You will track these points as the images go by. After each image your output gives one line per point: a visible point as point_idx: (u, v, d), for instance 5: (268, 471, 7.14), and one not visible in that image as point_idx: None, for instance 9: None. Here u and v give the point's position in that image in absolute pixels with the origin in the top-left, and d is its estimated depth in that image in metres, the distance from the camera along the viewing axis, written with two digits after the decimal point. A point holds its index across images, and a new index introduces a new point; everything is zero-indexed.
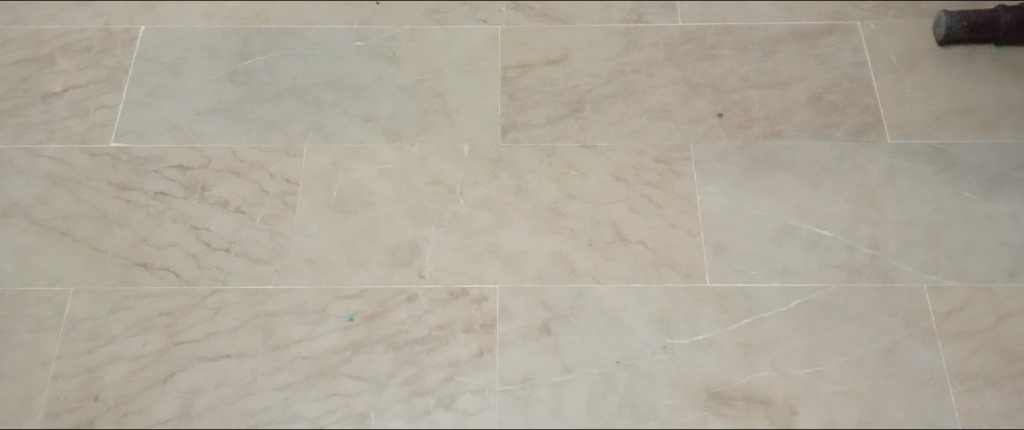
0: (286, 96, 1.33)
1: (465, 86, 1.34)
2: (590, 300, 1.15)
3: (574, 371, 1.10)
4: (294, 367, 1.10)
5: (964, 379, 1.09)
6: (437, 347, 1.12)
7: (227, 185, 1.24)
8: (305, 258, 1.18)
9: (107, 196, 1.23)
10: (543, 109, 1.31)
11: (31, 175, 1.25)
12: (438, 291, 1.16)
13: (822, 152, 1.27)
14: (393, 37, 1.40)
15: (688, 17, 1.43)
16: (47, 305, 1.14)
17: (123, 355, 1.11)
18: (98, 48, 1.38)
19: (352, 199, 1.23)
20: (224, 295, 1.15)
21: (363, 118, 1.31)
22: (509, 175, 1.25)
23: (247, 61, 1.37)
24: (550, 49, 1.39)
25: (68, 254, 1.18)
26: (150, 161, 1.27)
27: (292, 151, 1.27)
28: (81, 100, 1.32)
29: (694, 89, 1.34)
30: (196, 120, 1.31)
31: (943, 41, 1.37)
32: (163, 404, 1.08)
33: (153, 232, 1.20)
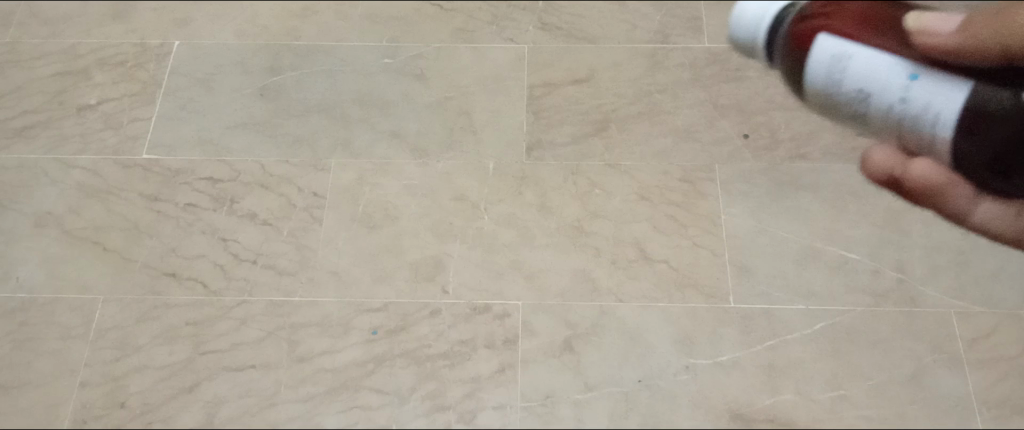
0: (315, 112, 1.35)
1: (491, 104, 1.35)
2: (613, 319, 1.15)
3: (595, 389, 1.10)
4: (317, 380, 1.11)
5: (990, 406, 1.08)
6: (459, 362, 1.12)
7: (255, 198, 1.26)
8: (330, 271, 1.19)
9: (137, 207, 1.25)
10: (568, 128, 1.32)
11: (64, 185, 1.28)
12: (460, 306, 1.16)
13: (848, 174, 1.27)
14: (421, 55, 1.42)
15: (714, 38, 1.43)
16: (77, 313, 1.16)
17: (150, 364, 1.13)
18: (132, 62, 1.41)
19: (377, 214, 1.24)
20: (249, 307, 1.17)
21: (390, 134, 1.32)
22: (533, 192, 1.26)
23: (277, 77, 1.39)
24: (575, 68, 1.40)
25: (99, 263, 1.20)
26: (180, 173, 1.29)
27: (320, 166, 1.29)
28: (115, 113, 1.35)
29: (719, 110, 1.34)
30: (226, 135, 1.33)
31: None
32: (187, 413, 1.09)
33: (182, 243, 1.22)
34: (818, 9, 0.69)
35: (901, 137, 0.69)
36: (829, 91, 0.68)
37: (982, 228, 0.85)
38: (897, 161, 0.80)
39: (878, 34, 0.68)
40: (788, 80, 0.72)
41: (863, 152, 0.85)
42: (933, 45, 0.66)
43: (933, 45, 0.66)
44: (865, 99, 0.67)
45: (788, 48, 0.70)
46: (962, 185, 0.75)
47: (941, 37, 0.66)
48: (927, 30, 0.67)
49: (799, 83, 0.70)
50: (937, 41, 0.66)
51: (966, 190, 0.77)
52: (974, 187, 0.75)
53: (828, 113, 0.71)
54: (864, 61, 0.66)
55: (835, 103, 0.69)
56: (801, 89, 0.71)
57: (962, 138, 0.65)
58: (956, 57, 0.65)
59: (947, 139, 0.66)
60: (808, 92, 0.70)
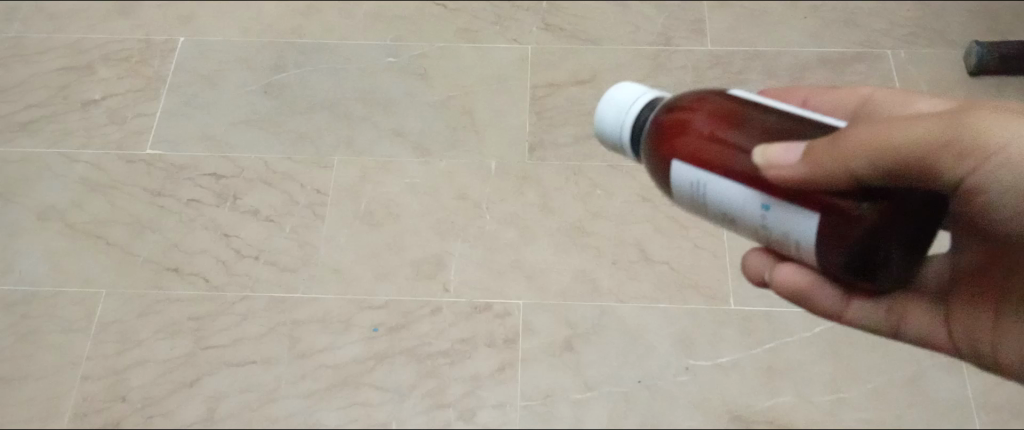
0: (318, 109, 1.35)
1: (494, 104, 1.36)
2: (613, 319, 1.16)
3: (595, 389, 1.11)
4: (317, 376, 1.12)
5: (988, 410, 1.08)
6: (459, 360, 1.13)
7: (258, 194, 1.26)
8: (332, 268, 1.20)
9: (140, 202, 1.26)
10: (570, 128, 1.33)
11: (67, 179, 1.28)
12: (461, 305, 1.17)
13: None
14: (425, 54, 1.42)
15: (717, 41, 1.44)
16: (79, 306, 1.17)
17: (151, 358, 1.13)
18: (137, 58, 1.42)
19: (379, 211, 1.25)
20: (250, 303, 1.17)
21: (393, 133, 1.33)
22: (535, 192, 1.26)
23: (281, 74, 1.40)
24: (578, 69, 1.40)
25: (101, 257, 1.21)
26: (183, 169, 1.29)
27: (323, 163, 1.29)
28: (119, 108, 1.35)
29: None
30: (229, 131, 1.33)
31: (973, 71, 1.37)
32: (188, 407, 1.10)
33: (184, 239, 1.22)
34: (688, 102, 0.60)
35: (766, 240, 0.58)
36: (696, 195, 0.58)
37: (868, 327, 0.75)
38: (767, 262, 0.73)
39: (734, 131, 0.57)
40: (653, 175, 0.61)
41: (744, 252, 0.75)
42: (795, 155, 0.53)
43: (786, 160, 0.53)
44: (729, 212, 0.57)
45: (647, 142, 0.61)
46: (827, 286, 0.68)
47: (797, 147, 0.54)
48: (788, 143, 0.54)
49: (665, 181, 0.60)
50: (797, 155, 0.53)
51: (832, 291, 0.69)
52: (843, 290, 0.67)
53: (694, 215, 0.60)
54: (720, 181, 0.56)
55: (703, 206, 0.59)
56: (668, 189, 0.60)
57: (825, 252, 0.55)
58: (810, 176, 0.53)
59: (810, 251, 0.56)
60: (675, 193, 0.60)
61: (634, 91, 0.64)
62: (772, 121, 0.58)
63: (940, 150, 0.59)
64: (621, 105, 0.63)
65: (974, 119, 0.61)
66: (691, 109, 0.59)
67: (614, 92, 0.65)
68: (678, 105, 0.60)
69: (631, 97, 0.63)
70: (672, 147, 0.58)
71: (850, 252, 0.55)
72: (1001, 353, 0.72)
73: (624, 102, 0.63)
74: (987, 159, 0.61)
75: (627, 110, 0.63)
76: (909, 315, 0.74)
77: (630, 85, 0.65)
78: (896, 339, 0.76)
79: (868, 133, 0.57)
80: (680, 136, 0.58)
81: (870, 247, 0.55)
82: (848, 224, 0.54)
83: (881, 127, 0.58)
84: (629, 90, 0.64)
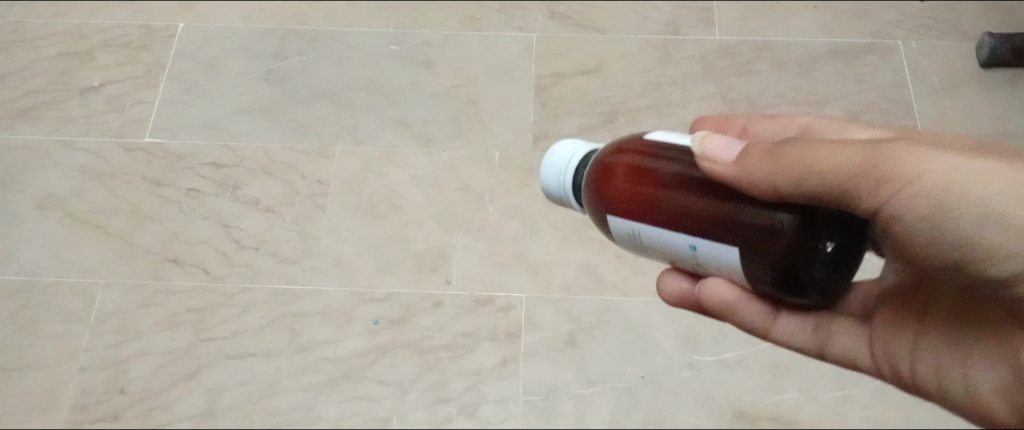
0: (320, 98, 1.33)
1: (498, 94, 1.34)
2: (617, 314, 1.14)
3: (598, 384, 1.10)
4: (318, 369, 1.11)
5: None
6: (461, 354, 1.11)
7: (259, 185, 1.25)
8: (333, 260, 1.19)
9: (140, 191, 1.25)
10: (575, 120, 1.31)
11: (67, 167, 1.27)
12: (464, 298, 1.15)
13: None
14: (429, 42, 1.40)
15: (726, 31, 1.42)
16: (79, 297, 1.16)
17: (150, 350, 1.12)
18: (137, 44, 1.40)
19: (382, 203, 1.23)
20: (251, 294, 1.16)
21: (396, 123, 1.31)
22: (539, 184, 1.24)
23: (283, 61, 1.38)
24: (584, 59, 1.38)
25: (101, 247, 1.20)
26: (184, 158, 1.28)
27: (324, 153, 1.28)
28: (119, 95, 1.34)
29: (729, 105, 1.33)
30: (230, 119, 1.32)
31: (986, 64, 1.35)
32: (188, 400, 1.09)
33: (184, 229, 1.21)
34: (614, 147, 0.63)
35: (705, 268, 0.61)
36: (632, 237, 0.61)
37: (792, 345, 0.79)
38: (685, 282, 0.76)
39: (659, 169, 0.60)
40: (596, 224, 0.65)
41: (662, 271, 0.79)
42: (728, 155, 0.58)
43: (720, 156, 0.58)
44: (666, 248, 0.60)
45: (584, 191, 0.64)
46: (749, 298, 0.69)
47: (732, 151, 0.59)
48: (726, 141, 0.60)
49: (605, 227, 0.63)
50: (731, 154, 0.59)
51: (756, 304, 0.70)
52: (771, 300, 0.67)
53: (639, 254, 0.64)
54: (650, 225, 0.59)
55: (643, 245, 0.62)
56: (610, 234, 0.63)
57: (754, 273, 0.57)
58: (739, 180, 0.57)
59: (742, 274, 0.58)
60: (616, 237, 0.63)
61: (572, 149, 0.66)
62: (689, 159, 0.60)
63: (859, 176, 0.59)
64: (559, 163, 0.66)
65: (896, 148, 0.60)
66: (623, 154, 0.62)
67: (553, 151, 0.67)
68: (610, 151, 0.63)
69: (566, 156, 0.66)
70: (609, 189, 0.61)
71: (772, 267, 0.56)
72: (919, 375, 0.75)
73: (561, 161, 0.66)
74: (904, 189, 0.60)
75: (564, 167, 0.65)
76: (834, 335, 0.78)
77: (566, 144, 0.67)
78: (823, 358, 0.80)
79: (792, 155, 0.58)
80: (611, 182, 0.61)
81: (787, 268, 0.56)
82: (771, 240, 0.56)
83: (807, 148, 0.59)
84: (568, 148, 0.67)
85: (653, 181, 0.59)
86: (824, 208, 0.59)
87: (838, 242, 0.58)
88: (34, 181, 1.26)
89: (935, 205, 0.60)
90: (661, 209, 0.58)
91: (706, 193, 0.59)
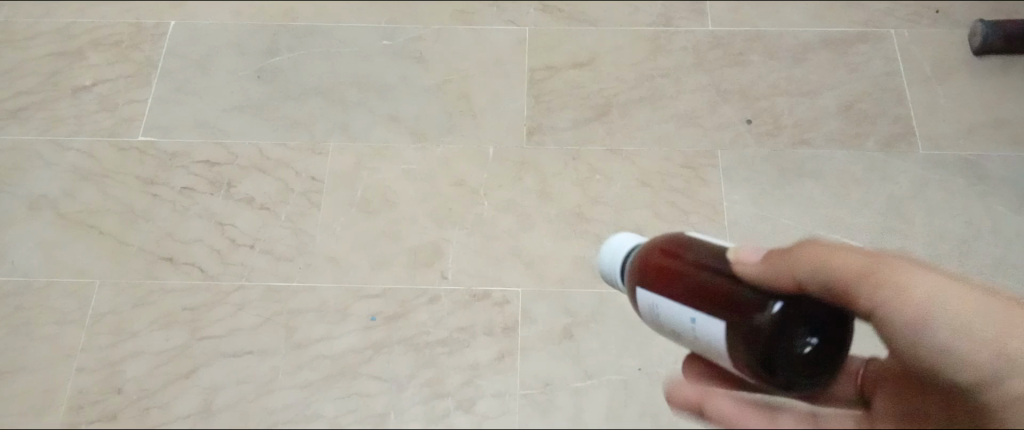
0: (312, 95, 1.33)
1: (491, 88, 1.34)
2: (612, 306, 1.14)
3: (594, 377, 1.10)
4: (314, 366, 1.11)
5: None
6: (458, 349, 1.11)
7: (252, 182, 1.25)
8: (328, 257, 1.18)
9: (133, 191, 1.24)
10: (568, 113, 1.31)
11: (59, 167, 1.26)
12: (459, 293, 1.15)
13: (851, 162, 1.26)
14: (420, 37, 1.40)
15: (717, 22, 1.42)
16: (73, 297, 1.15)
17: (146, 350, 1.12)
18: (127, 43, 1.39)
19: (375, 199, 1.23)
20: (246, 292, 1.16)
21: (388, 118, 1.31)
22: (533, 178, 1.24)
23: (274, 58, 1.38)
24: (576, 52, 1.38)
25: (94, 247, 1.19)
26: (176, 156, 1.27)
27: (317, 150, 1.27)
28: (109, 94, 1.33)
29: (721, 95, 1.33)
30: (222, 117, 1.31)
31: (977, 51, 1.35)
32: (184, 399, 1.09)
33: (178, 228, 1.21)
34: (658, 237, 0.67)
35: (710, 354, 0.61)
36: (654, 315, 0.64)
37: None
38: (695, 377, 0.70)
39: (685, 258, 0.63)
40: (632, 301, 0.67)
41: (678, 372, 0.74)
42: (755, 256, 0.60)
43: (748, 259, 0.60)
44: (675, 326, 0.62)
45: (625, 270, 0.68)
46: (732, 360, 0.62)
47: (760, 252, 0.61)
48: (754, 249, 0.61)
49: (636, 304, 0.66)
50: (758, 257, 0.60)
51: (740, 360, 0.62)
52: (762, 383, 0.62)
53: (660, 334, 0.65)
54: (666, 300, 0.62)
55: (665, 326, 0.64)
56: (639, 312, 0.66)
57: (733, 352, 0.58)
58: (763, 280, 0.58)
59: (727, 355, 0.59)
60: (644, 316, 0.65)
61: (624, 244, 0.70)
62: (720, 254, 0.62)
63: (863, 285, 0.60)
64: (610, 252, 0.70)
65: (897, 268, 0.62)
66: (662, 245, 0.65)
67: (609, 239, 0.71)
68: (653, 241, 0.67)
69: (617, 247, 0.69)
70: (645, 266, 0.65)
71: (750, 356, 0.57)
72: None
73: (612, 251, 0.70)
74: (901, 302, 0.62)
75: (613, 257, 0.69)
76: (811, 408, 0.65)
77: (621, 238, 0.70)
78: None
79: (809, 255, 0.60)
80: (647, 263, 0.65)
81: (768, 357, 0.57)
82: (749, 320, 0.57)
83: (824, 249, 0.60)
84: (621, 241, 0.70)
85: (671, 266, 0.63)
86: (820, 312, 0.59)
87: (821, 342, 0.59)
88: (25, 182, 1.25)
89: (925, 331, 0.63)
90: (677, 287, 0.61)
91: (717, 277, 0.60)
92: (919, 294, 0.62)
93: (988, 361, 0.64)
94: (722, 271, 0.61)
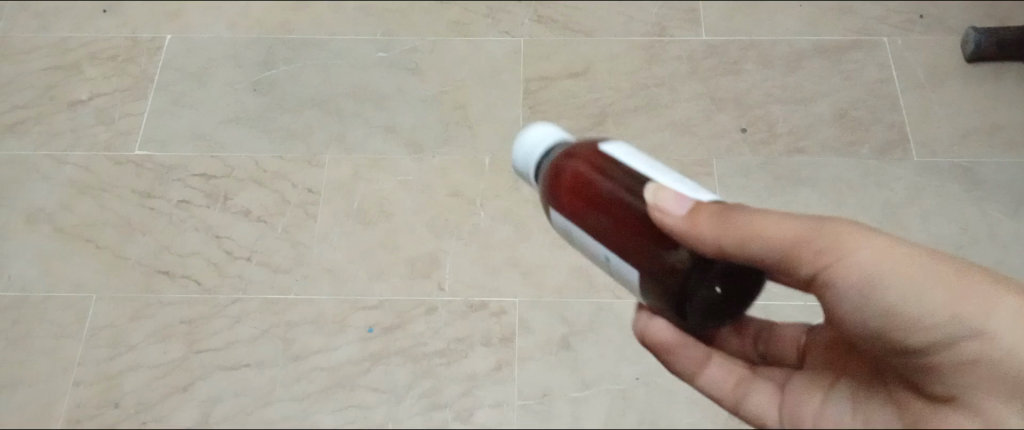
0: (309, 106, 1.34)
1: (487, 98, 1.34)
2: (610, 315, 1.14)
3: (592, 387, 1.10)
4: (312, 378, 1.10)
5: None
6: (456, 360, 1.11)
7: (249, 194, 1.25)
8: (325, 268, 1.18)
9: (130, 204, 1.24)
10: (564, 122, 1.31)
11: (56, 181, 1.26)
12: (457, 303, 1.15)
13: (846, 169, 1.26)
14: (416, 48, 1.40)
15: (711, 30, 1.42)
16: (70, 311, 1.15)
17: (144, 363, 1.12)
18: (124, 56, 1.40)
19: (373, 209, 1.23)
20: (244, 304, 1.16)
21: (385, 129, 1.31)
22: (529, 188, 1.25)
23: (270, 70, 1.38)
24: (571, 61, 1.39)
25: (91, 261, 1.19)
26: (173, 169, 1.27)
27: (314, 161, 1.28)
28: (106, 108, 1.34)
29: (717, 104, 1.33)
30: (219, 129, 1.32)
31: (971, 58, 1.36)
32: (182, 412, 1.09)
33: (175, 241, 1.21)
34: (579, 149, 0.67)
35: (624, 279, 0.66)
36: (567, 231, 0.67)
37: (712, 394, 0.76)
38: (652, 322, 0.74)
39: (603, 179, 0.64)
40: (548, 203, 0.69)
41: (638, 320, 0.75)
42: (680, 207, 0.59)
43: (672, 208, 0.59)
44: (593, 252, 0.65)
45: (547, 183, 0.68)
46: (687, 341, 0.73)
47: (688, 201, 0.59)
48: (680, 192, 0.60)
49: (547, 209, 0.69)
50: (684, 207, 0.59)
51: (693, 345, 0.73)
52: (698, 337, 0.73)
53: (570, 244, 0.69)
54: (580, 225, 0.65)
55: (576, 240, 0.67)
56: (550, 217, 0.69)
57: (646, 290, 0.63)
58: (686, 233, 0.59)
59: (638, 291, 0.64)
60: (553, 222, 0.68)
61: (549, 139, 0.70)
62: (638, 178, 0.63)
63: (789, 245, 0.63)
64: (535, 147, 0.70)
65: (834, 233, 0.65)
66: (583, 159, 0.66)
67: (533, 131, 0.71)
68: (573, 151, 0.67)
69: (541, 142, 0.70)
70: (560, 185, 0.66)
71: (658, 294, 0.62)
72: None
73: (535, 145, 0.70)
74: (827, 269, 0.65)
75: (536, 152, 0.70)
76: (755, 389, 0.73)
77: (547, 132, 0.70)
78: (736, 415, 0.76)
79: (739, 219, 0.61)
80: (576, 184, 0.65)
81: (677, 300, 0.61)
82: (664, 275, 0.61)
83: (750, 217, 0.62)
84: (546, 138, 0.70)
85: (593, 189, 0.64)
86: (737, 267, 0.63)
87: (725, 287, 0.64)
88: (22, 197, 1.25)
89: (869, 298, 0.65)
90: (592, 217, 0.64)
91: (630, 206, 0.63)
92: (859, 263, 0.65)
93: (941, 325, 0.66)
94: (638, 201, 0.62)
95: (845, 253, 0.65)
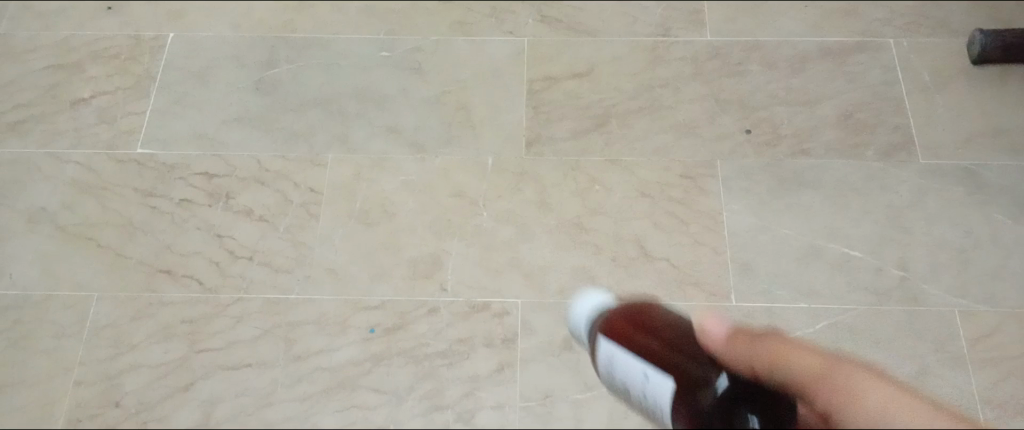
0: (311, 106, 1.33)
1: (490, 99, 1.34)
2: None
3: (594, 389, 1.09)
4: (313, 379, 1.10)
5: (992, 406, 1.06)
6: (457, 361, 1.11)
7: (251, 194, 1.25)
8: (327, 268, 1.18)
9: (132, 203, 1.24)
10: (567, 123, 1.31)
11: (58, 180, 1.26)
12: (459, 305, 1.15)
13: (850, 171, 1.26)
14: (419, 49, 1.40)
15: (715, 32, 1.42)
16: (72, 310, 1.15)
17: (145, 363, 1.11)
18: (126, 55, 1.40)
19: (375, 210, 1.23)
20: (245, 305, 1.15)
21: (387, 129, 1.31)
22: (532, 189, 1.24)
23: (273, 70, 1.38)
24: (575, 62, 1.38)
25: (93, 260, 1.19)
26: (175, 168, 1.27)
27: (316, 161, 1.27)
28: (108, 107, 1.33)
29: (720, 105, 1.33)
30: (221, 129, 1.31)
31: (976, 60, 1.35)
32: (183, 412, 1.08)
33: (177, 240, 1.21)
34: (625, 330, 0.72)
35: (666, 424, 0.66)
36: (608, 369, 0.70)
37: None
38: None
39: (643, 335, 0.70)
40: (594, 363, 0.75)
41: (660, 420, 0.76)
42: (720, 326, 0.65)
43: (713, 327, 0.65)
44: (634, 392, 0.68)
45: (597, 327, 0.74)
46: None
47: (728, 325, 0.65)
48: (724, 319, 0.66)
49: (592, 361, 0.74)
50: (723, 327, 0.65)
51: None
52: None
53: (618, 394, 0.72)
54: (624, 358, 0.67)
55: (619, 384, 0.70)
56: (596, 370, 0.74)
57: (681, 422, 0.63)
58: (722, 349, 0.63)
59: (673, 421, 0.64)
60: (599, 373, 0.73)
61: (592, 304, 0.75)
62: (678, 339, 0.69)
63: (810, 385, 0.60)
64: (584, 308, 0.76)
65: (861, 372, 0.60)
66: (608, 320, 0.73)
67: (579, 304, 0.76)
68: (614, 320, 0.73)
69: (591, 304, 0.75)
70: (612, 321, 0.73)
71: (688, 418, 0.63)
72: None
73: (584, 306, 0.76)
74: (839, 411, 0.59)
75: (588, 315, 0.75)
76: None
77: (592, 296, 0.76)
78: None
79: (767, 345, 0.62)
80: (625, 330, 0.71)
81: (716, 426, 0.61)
82: (699, 394, 0.63)
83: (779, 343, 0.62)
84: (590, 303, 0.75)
85: (627, 336, 0.70)
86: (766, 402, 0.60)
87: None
88: (24, 196, 1.25)
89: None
90: (638, 341, 0.69)
91: (685, 372, 0.65)
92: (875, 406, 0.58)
93: None
94: (689, 358, 0.66)
95: (855, 398, 0.58)
